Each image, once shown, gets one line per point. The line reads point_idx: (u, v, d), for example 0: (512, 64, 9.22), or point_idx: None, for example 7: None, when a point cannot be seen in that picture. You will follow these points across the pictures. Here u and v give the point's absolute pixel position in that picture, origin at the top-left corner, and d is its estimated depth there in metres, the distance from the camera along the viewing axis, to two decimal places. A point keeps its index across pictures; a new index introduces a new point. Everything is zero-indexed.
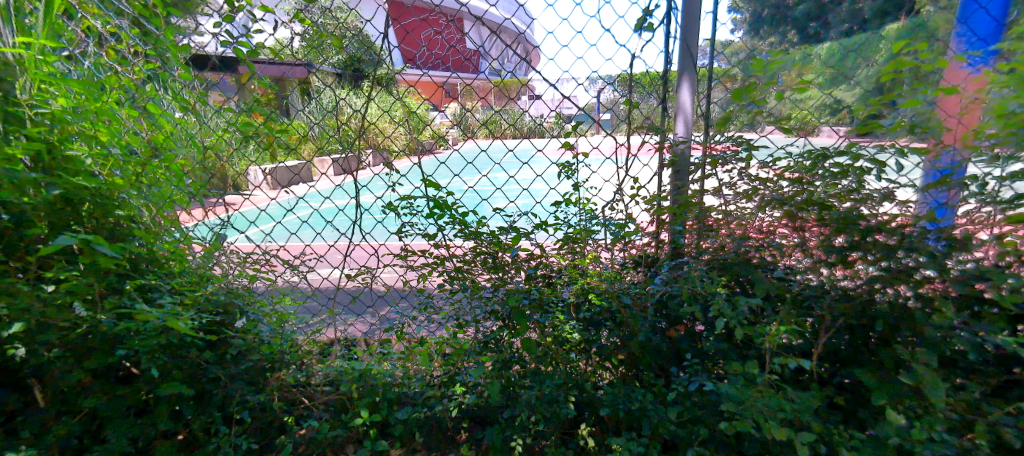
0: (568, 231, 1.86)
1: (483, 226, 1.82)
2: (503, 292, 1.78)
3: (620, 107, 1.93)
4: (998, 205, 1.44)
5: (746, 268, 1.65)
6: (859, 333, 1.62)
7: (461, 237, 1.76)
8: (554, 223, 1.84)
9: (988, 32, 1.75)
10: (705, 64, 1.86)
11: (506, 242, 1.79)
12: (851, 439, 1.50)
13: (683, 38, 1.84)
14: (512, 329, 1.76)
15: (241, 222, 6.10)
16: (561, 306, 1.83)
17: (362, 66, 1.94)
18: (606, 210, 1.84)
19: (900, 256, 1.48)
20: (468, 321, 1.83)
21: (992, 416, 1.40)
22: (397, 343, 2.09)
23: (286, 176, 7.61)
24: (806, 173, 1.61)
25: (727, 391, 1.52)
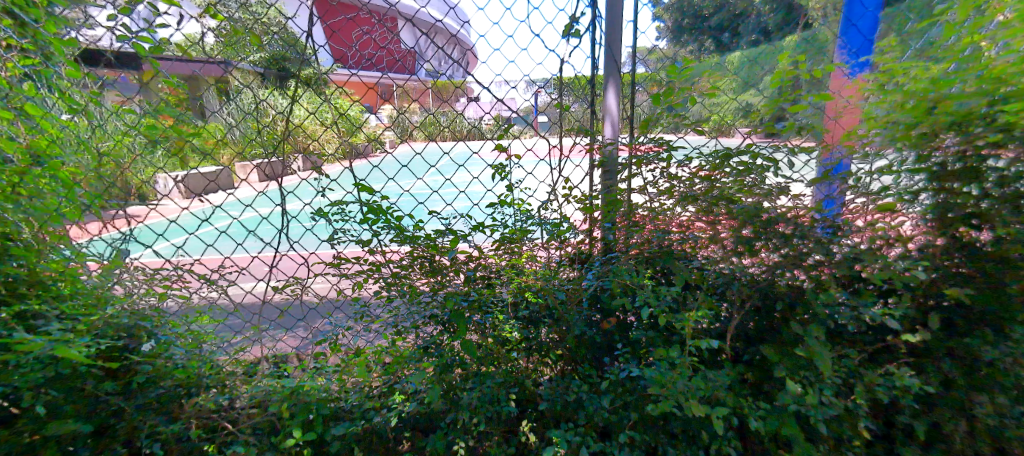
0: (504, 232, 1.91)
1: (419, 229, 1.82)
2: (442, 296, 1.79)
3: (553, 110, 1.98)
4: (869, 197, 1.71)
5: (669, 260, 1.79)
6: (764, 315, 1.83)
7: (398, 241, 1.77)
8: (490, 224, 1.88)
9: (859, 47, 1.95)
10: (628, 70, 1.98)
11: (444, 245, 1.80)
12: (757, 410, 1.71)
13: (608, 45, 1.94)
14: (451, 330, 1.78)
15: (147, 235, 5.63)
16: (500, 306, 1.84)
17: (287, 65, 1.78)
18: (541, 211, 1.90)
19: (795, 243, 1.68)
20: (407, 328, 1.81)
21: (867, 378, 1.67)
22: (331, 356, 2.01)
23: (201, 184, 7.03)
24: (713, 170, 1.77)
25: (652, 376, 1.67)
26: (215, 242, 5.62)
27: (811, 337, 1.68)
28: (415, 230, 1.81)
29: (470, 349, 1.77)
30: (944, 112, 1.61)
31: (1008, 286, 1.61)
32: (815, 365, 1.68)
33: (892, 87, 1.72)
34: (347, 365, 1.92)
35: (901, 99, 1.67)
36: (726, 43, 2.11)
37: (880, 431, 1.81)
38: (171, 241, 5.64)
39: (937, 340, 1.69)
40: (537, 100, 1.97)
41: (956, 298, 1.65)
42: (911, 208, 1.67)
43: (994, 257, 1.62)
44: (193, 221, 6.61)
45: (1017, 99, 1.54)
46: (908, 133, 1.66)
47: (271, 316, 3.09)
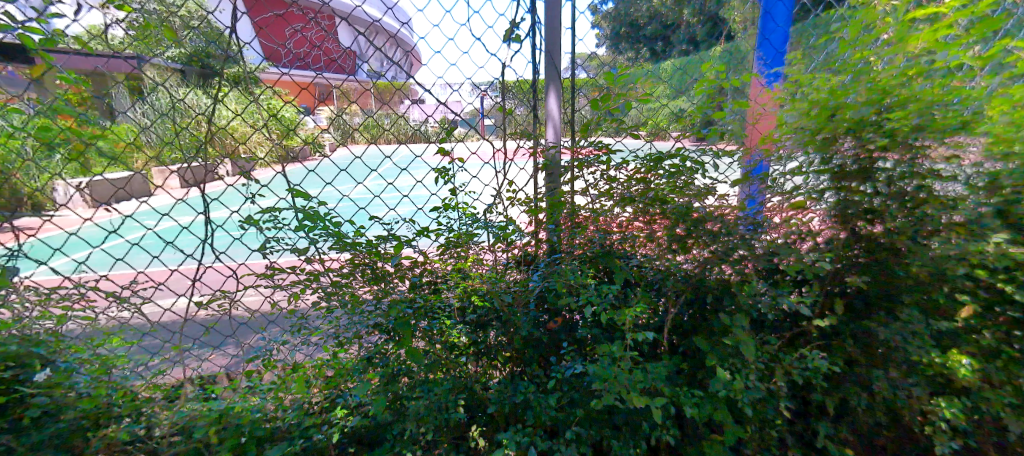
0: (449, 236, 1.99)
1: (360, 236, 1.84)
2: (386, 304, 1.76)
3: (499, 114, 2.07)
4: (783, 196, 1.90)
5: (609, 259, 1.93)
6: (697, 308, 1.98)
7: (336, 249, 1.75)
8: (435, 229, 1.95)
9: (773, 58, 2.17)
10: (568, 75, 2.06)
11: (386, 252, 1.83)
12: (692, 398, 1.84)
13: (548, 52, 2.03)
14: (395, 340, 1.76)
15: (44, 248, 5.12)
16: (448, 311, 1.89)
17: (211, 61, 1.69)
18: (486, 215, 1.99)
19: (723, 239, 1.81)
20: (348, 339, 1.81)
21: (785, 362, 1.85)
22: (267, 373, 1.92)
23: (106, 190, 6.42)
24: (648, 173, 1.92)
25: (596, 372, 1.74)
26: (126, 254, 5.19)
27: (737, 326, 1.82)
28: (356, 236, 1.82)
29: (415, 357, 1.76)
30: (842, 119, 1.81)
31: (897, 273, 1.83)
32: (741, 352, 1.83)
33: (799, 96, 1.91)
34: (284, 381, 1.85)
35: (807, 108, 1.86)
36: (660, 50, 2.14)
37: (798, 410, 2.00)
38: (72, 255, 5.12)
39: (842, 324, 1.90)
40: (485, 104, 2.09)
41: (856, 285, 1.86)
42: (818, 205, 1.89)
43: (888, 249, 1.83)
44: (97, 231, 6.07)
45: (899, 108, 1.77)
46: (813, 137, 1.86)
47: (193, 336, 2.88)
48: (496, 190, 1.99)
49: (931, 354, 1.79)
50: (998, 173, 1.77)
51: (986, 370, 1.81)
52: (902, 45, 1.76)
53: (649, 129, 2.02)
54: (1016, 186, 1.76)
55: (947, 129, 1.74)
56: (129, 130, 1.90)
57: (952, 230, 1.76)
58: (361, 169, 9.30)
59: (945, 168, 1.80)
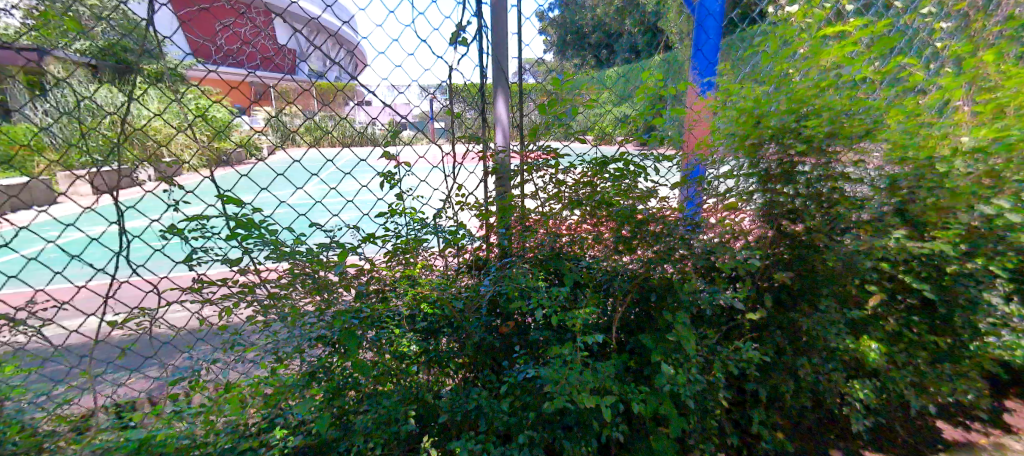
0: (396, 242, 2.02)
1: (300, 244, 1.84)
2: (329, 315, 1.78)
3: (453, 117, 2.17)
4: (718, 197, 2.03)
5: (559, 261, 2.04)
6: (642, 306, 2.08)
7: (272, 259, 1.73)
8: (381, 235, 1.99)
9: (704, 67, 2.23)
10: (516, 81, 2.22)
11: (328, 260, 1.80)
12: (638, 395, 1.92)
13: (495, 57, 2.20)
14: (341, 351, 1.77)
15: None
16: (397, 319, 1.92)
17: (129, 56, 1.65)
18: (436, 220, 2.06)
19: (664, 240, 1.96)
20: (289, 354, 1.76)
21: (722, 356, 1.96)
22: (197, 394, 1.82)
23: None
24: (594, 176, 2.03)
25: (546, 375, 1.77)
26: (25, 269, 4.73)
27: (679, 323, 1.91)
28: (295, 244, 1.81)
29: (363, 369, 1.77)
30: (765, 127, 1.95)
31: (818, 269, 2.00)
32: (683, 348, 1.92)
33: (730, 104, 2.02)
34: (216, 403, 1.78)
35: (736, 115, 1.99)
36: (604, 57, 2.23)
37: (734, 399, 2.14)
38: None
39: (771, 316, 2.06)
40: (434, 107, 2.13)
41: (782, 280, 2.02)
42: (748, 206, 2.04)
43: (806, 245, 2.01)
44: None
45: (814, 117, 1.93)
46: (742, 142, 1.98)
47: (108, 358, 2.65)
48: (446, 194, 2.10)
49: (846, 341, 1.97)
50: (895, 176, 1.98)
51: (893, 353, 2.02)
52: (816, 59, 1.91)
53: (596, 134, 2.09)
54: (912, 187, 1.96)
55: (853, 136, 1.92)
56: (30, 132, 1.78)
57: (860, 228, 1.95)
58: (294, 177, 8.97)
59: (854, 171, 1.99)
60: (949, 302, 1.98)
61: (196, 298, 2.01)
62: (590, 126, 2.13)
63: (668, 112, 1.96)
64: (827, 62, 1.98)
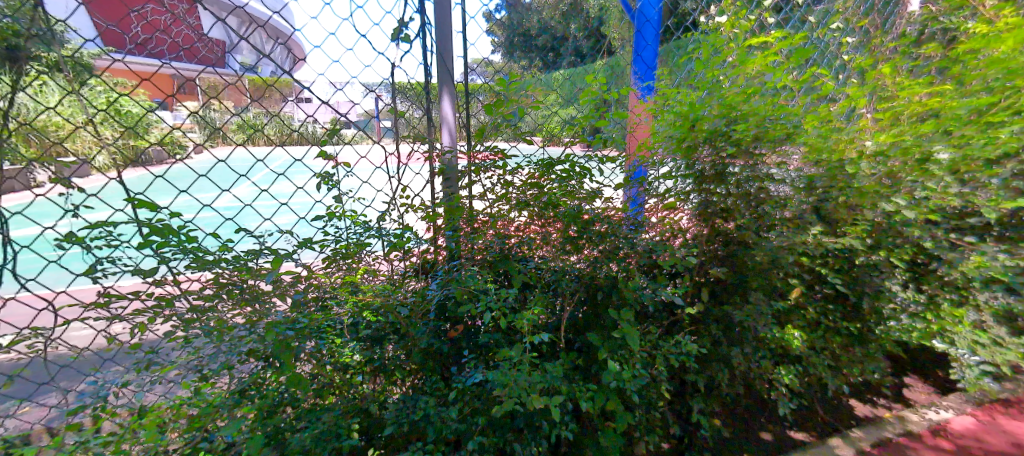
0: (334, 248, 1.99)
1: (226, 251, 1.73)
2: (261, 326, 1.65)
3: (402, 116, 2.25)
4: (658, 197, 2.17)
5: (506, 263, 2.07)
6: (589, 307, 2.14)
7: (194, 268, 1.63)
8: (320, 240, 1.95)
9: (644, 73, 2.36)
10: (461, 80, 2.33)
11: (258, 267, 1.72)
12: (586, 392, 1.96)
13: (441, 58, 2.29)
14: (275, 368, 1.66)
15: None
16: (340, 327, 1.90)
17: (20, 43, 1.49)
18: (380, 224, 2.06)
19: (609, 239, 2.03)
20: (215, 371, 1.64)
21: (664, 350, 2.04)
22: (109, 421, 1.64)
23: None
24: (540, 177, 2.09)
25: (494, 378, 1.76)
26: None
27: (623, 319, 1.96)
28: (220, 251, 1.71)
29: (300, 383, 1.66)
30: (700, 129, 2.03)
31: (748, 264, 2.12)
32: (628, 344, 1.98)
33: (668, 108, 2.13)
34: (129, 432, 1.58)
35: (673, 119, 2.08)
36: (551, 59, 2.29)
37: (676, 391, 2.24)
38: None
39: (707, 310, 2.18)
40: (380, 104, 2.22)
41: (716, 274, 2.15)
42: (686, 205, 2.17)
43: (738, 242, 2.14)
44: None
45: (742, 121, 2.03)
46: (679, 144, 2.07)
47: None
48: (391, 196, 2.11)
49: (772, 330, 2.13)
50: (812, 176, 2.16)
51: (813, 339, 2.20)
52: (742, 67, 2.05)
53: (546, 135, 2.20)
54: (827, 187, 2.15)
55: (777, 140, 2.06)
56: None
57: (783, 224, 2.11)
58: (211, 179, 8.40)
59: (777, 172, 2.12)
60: (859, 290, 2.19)
61: (100, 315, 1.82)
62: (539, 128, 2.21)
63: (611, 115, 2.06)
64: (753, 70, 2.12)
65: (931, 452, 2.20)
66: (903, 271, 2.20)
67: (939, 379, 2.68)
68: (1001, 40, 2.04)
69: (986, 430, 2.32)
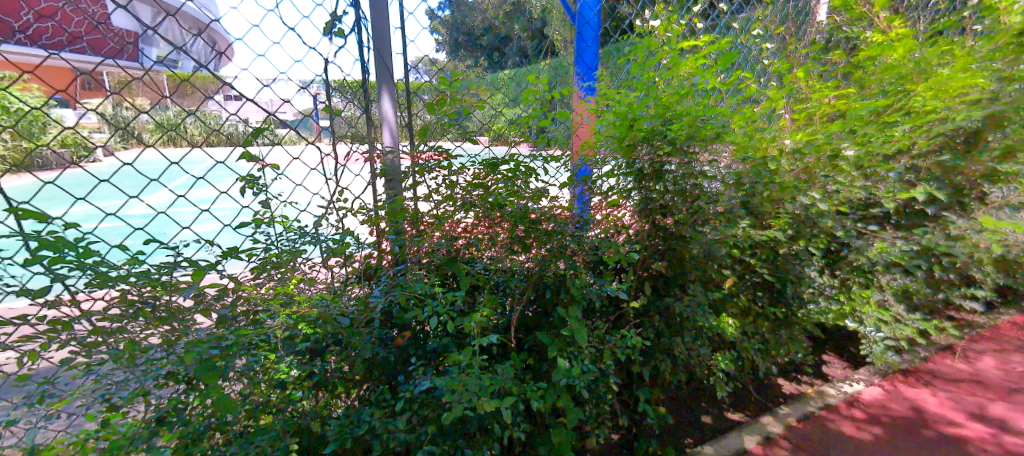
0: (262, 257, 1.87)
1: (135, 264, 1.59)
2: (180, 346, 1.57)
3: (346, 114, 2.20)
4: (601, 195, 2.21)
5: (454, 265, 2.06)
6: (538, 306, 2.17)
7: (93, 287, 1.47)
8: (248, 249, 1.83)
9: (585, 75, 2.44)
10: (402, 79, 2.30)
11: (176, 280, 1.61)
12: (535, 392, 1.97)
13: (380, 56, 2.23)
14: (199, 392, 1.58)
15: None
16: (271, 342, 1.75)
17: None
18: (315, 229, 1.96)
19: (556, 237, 2.03)
20: (128, 399, 1.53)
21: (610, 344, 2.09)
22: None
23: None
24: (485, 177, 2.09)
25: (441, 385, 1.73)
26: None
27: (569, 316, 1.99)
28: (128, 265, 1.57)
29: (227, 405, 1.54)
30: (638, 129, 2.10)
31: (685, 258, 2.22)
32: (575, 341, 2.02)
33: (607, 108, 2.21)
34: None
35: (613, 119, 2.14)
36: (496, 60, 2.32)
37: (623, 383, 2.32)
38: None
39: (650, 303, 2.27)
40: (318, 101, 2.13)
41: (657, 268, 2.25)
42: (628, 202, 2.22)
43: (677, 236, 2.22)
44: None
45: (678, 121, 2.11)
46: (619, 143, 2.13)
47: None
48: (328, 198, 2.04)
49: (709, 319, 2.24)
50: (740, 173, 2.28)
51: (744, 325, 2.36)
52: (676, 68, 2.15)
53: (494, 134, 2.22)
54: (753, 183, 2.26)
55: (708, 138, 2.16)
56: None
57: (716, 218, 2.21)
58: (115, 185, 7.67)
59: (710, 169, 2.24)
60: (783, 278, 2.37)
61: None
62: (486, 129, 2.23)
63: (552, 115, 2.12)
64: (684, 73, 2.24)
65: (848, 423, 2.45)
66: (820, 258, 2.41)
67: (852, 355, 2.96)
68: (893, 49, 2.30)
69: (891, 398, 2.61)
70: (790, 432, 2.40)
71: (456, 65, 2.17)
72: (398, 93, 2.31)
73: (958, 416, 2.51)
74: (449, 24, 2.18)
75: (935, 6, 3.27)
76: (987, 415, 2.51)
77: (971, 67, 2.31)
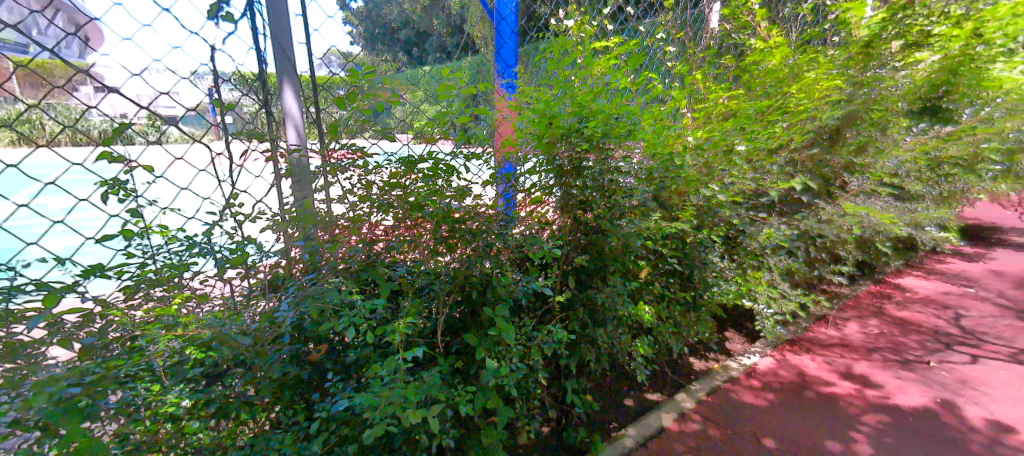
0: (137, 274, 1.72)
1: None
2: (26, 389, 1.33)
3: (243, 109, 1.99)
4: (524, 192, 2.26)
5: (372, 272, 1.90)
6: (466, 308, 2.15)
7: None
8: (117, 266, 1.68)
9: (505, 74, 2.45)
10: (306, 73, 2.14)
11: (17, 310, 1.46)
12: (466, 397, 1.91)
13: (279, 45, 2.03)
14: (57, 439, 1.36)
15: None
16: (152, 372, 1.57)
17: None
18: (206, 239, 1.84)
19: (481, 236, 2.01)
20: None
21: (535, 341, 2.11)
22: None
23: None
24: (402, 176, 1.98)
25: (360, 402, 1.62)
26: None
27: (496, 316, 1.96)
28: None
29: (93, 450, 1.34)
30: (556, 127, 2.10)
31: (602, 251, 2.32)
32: (502, 341, 2.00)
33: (527, 107, 2.21)
34: None
35: (531, 117, 2.15)
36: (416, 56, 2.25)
37: (551, 376, 2.38)
38: None
39: (574, 297, 2.34)
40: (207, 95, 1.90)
41: (578, 262, 2.33)
42: (549, 199, 2.29)
43: (596, 230, 2.31)
44: None
45: (591, 119, 2.15)
46: (539, 140, 2.15)
47: None
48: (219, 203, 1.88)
49: (628, 308, 2.34)
50: (651, 169, 2.35)
51: (661, 309, 2.51)
52: (589, 68, 2.22)
53: (416, 132, 2.14)
54: (662, 178, 2.36)
55: (621, 136, 2.25)
56: None
57: (631, 212, 2.29)
58: None
59: (624, 165, 2.32)
60: (691, 265, 2.56)
61: None
62: (406, 127, 2.16)
63: (467, 112, 2.08)
64: (597, 72, 2.32)
65: (747, 392, 2.73)
66: (720, 245, 2.63)
67: (748, 330, 3.32)
68: (773, 55, 2.68)
69: (782, 366, 2.98)
70: (700, 406, 2.63)
71: (371, 59, 2.07)
72: (302, 86, 2.13)
73: (831, 376, 2.90)
74: (363, 16, 2.10)
75: (802, 17, 3.71)
76: (853, 372, 2.94)
77: (831, 73, 2.77)
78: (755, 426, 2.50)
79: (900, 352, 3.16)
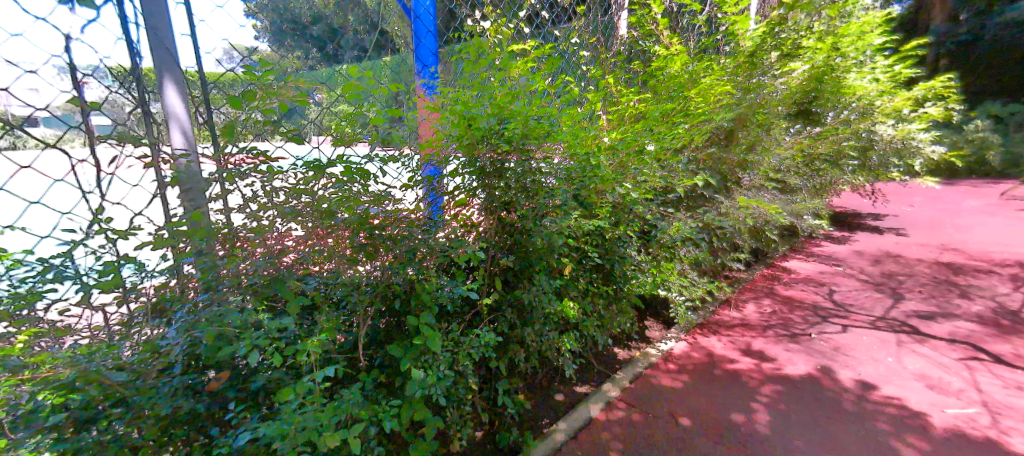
0: None
1: None
2: None
3: (122, 110, 1.73)
4: (449, 195, 2.17)
5: (281, 287, 1.69)
6: (392, 317, 2.04)
7: None
8: None
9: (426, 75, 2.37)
10: (193, 68, 1.85)
11: None
12: (391, 412, 1.77)
13: (156, 34, 1.74)
14: None
15: None
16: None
17: None
18: (66, 262, 1.57)
19: (403, 243, 1.91)
20: None
21: (463, 347, 2.03)
22: None
23: None
24: (311, 181, 1.78)
25: (266, 432, 1.43)
26: None
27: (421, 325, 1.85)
28: None
29: None
30: (475, 128, 2.05)
31: (526, 252, 2.31)
32: (427, 350, 1.91)
33: (445, 107, 2.10)
34: None
35: (450, 118, 2.06)
36: (330, 52, 2.04)
37: (483, 380, 2.32)
38: None
39: (501, 298, 2.30)
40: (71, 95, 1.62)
41: (504, 264, 2.29)
42: (474, 201, 2.23)
43: (520, 231, 2.28)
44: None
45: (508, 120, 2.13)
46: (460, 141, 2.08)
47: None
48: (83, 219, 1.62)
49: (552, 306, 2.34)
50: (570, 169, 2.37)
51: (584, 304, 2.56)
52: (507, 69, 2.18)
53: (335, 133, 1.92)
54: (580, 176, 2.39)
55: (541, 136, 2.24)
56: None
57: (554, 212, 2.30)
58: None
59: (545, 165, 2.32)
60: (611, 259, 2.64)
61: None
62: (320, 129, 1.95)
63: (383, 111, 1.91)
64: (515, 74, 2.31)
65: (664, 376, 2.90)
66: (636, 240, 2.74)
67: (663, 318, 3.53)
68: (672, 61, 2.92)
69: (694, 348, 3.21)
70: (624, 394, 2.73)
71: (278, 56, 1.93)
72: (189, 82, 1.86)
73: (734, 354, 3.19)
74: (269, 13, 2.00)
75: (697, 28, 4.01)
76: (752, 349, 3.24)
77: (722, 79, 3.04)
78: (670, 407, 2.64)
79: (789, 327, 3.55)
